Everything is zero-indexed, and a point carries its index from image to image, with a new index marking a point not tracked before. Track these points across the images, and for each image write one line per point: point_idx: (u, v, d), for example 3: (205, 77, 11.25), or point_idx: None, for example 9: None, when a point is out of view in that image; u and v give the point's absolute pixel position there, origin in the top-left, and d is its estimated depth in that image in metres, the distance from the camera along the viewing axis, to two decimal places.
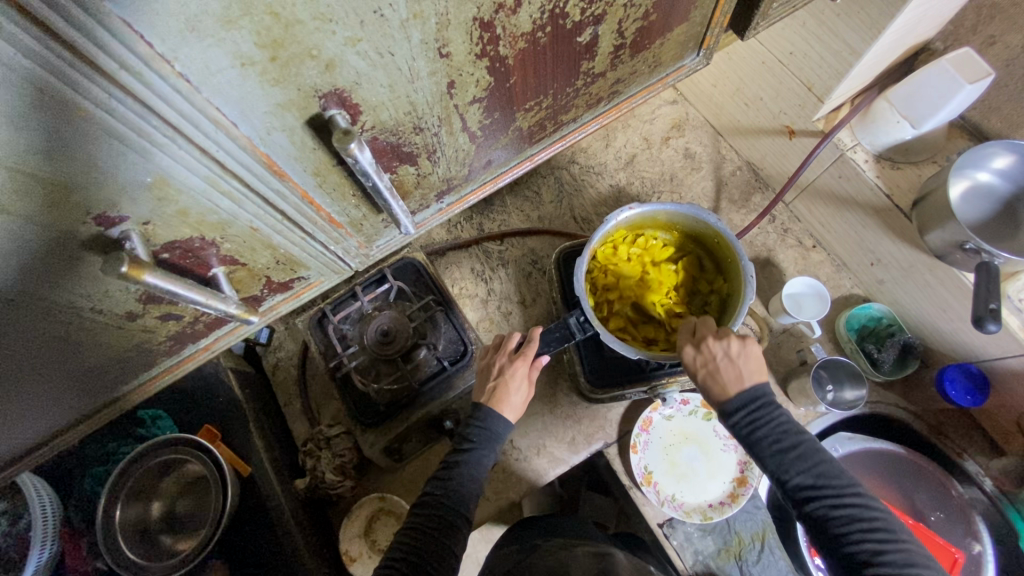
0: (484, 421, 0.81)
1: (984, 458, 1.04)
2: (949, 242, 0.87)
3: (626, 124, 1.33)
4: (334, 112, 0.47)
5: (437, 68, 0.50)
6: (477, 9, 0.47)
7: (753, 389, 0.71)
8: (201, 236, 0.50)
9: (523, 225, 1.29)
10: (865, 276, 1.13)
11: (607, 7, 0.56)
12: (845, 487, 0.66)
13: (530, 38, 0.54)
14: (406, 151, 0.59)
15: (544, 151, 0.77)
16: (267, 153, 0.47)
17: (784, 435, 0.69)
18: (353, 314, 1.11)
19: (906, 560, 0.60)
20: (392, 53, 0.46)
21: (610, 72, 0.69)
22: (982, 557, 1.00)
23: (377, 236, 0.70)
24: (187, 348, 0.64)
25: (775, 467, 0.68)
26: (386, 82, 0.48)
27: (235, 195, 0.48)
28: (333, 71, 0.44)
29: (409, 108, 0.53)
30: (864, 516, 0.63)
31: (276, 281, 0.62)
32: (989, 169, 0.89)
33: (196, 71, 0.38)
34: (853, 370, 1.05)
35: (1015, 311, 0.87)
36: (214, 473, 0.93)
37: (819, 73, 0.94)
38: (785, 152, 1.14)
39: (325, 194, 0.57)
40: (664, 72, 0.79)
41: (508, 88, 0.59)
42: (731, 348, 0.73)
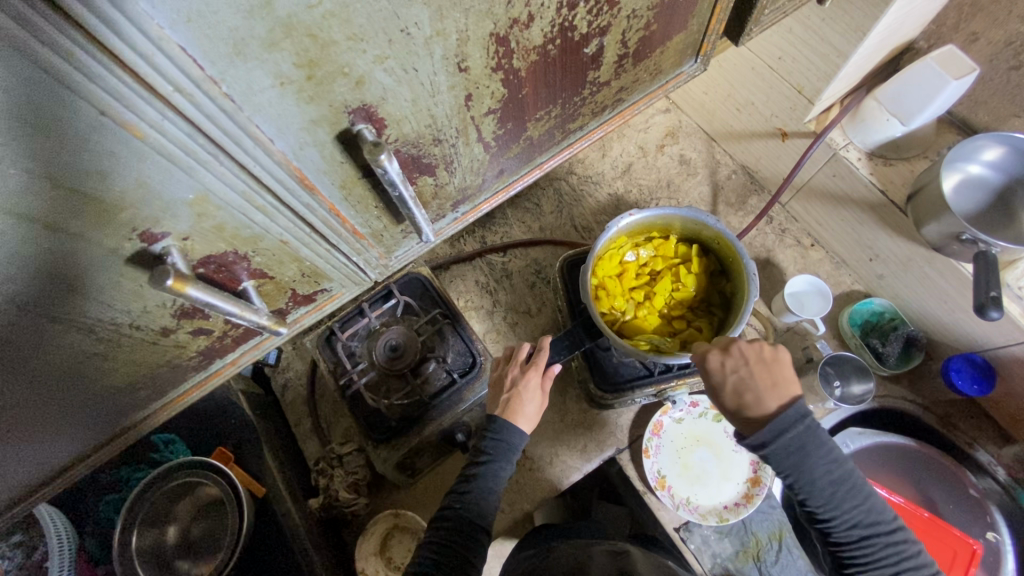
0: (499, 432, 0.81)
1: (994, 446, 1.05)
2: (946, 234, 0.88)
3: (621, 134, 1.37)
4: (362, 127, 0.49)
5: (456, 82, 0.53)
6: (494, 24, 0.49)
7: (806, 413, 0.69)
8: (235, 250, 0.51)
9: (524, 236, 1.31)
10: (865, 272, 1.15)
11: (612, 20, 0.58)
12: (885, 521, 0.70)
13: (541, 51, 0.56)
14: (426, 163, 0.60)
15: (552, 158, 0.79)
16: (299, 167, 0.49)
17: (837, 469, 0.69)
18: (361, 331, 1.12)
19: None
20: (415, 69, 0.48)
21: (615, 81, 0.71)
22: (1001, 548, 1.01)
23: (397, 246, 0.71)
24: (214, 363, 0.65)
25: (825, 504, 0.69)
26: (410, 97, 0.50)
27: (269, 210, 0.50)
28: (363, 87, 0.46)
29: (430, 121, 0.55)
30: (901, 549, 0.69)
31: (301, 293, 0.64)
32: (979, 162, 0.92)
33: (240, 91, 0.40)
34: (858, 364, 1.07)
35: (1015, 299, 0.89)
36: (231, 496, 0.93)
37: (808, 76, 0.97)
38: (777, 154, 1.17)
39: (351, 206, 0.58)
40: (665, 78, 0.82)
41: (519, 99, 0.61)
42: (763, 353, 0.74)
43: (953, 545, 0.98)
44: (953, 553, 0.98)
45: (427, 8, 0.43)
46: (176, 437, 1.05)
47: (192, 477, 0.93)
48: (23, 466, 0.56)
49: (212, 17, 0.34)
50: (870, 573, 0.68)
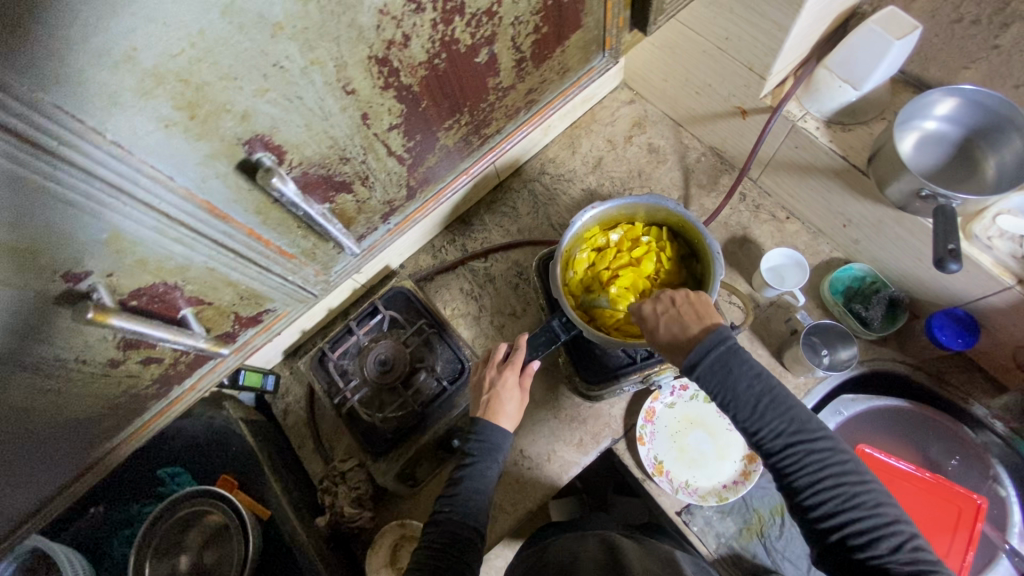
0: (482, 433, 0.83)
1: (988, 398, 1.04)
2: (908, 192, 0.88)
3: (589, 129, 1.38)
4: (260, 155, 0.55)
5: (347, 103, 0.58)
6: (370, 49, 0.55)
7: (726, 335, 0.69)
8: (164, 281, 0.57)
9: (503, 240, 1.33)
10: (841, 239, 1.15)
11: (494, 29, 0.65)
12: (818, 434, 0.65)
13: (428, 66, 0.62)
14: (339, 180, 0.66)
15: (477, 164, 0.88)
16: (206, 199, 0.54)
17: (757, 381, 0.67)
18: (351, 349, 1.15)
19: (874, 502, 0.61)
20: (300, 97, 0.53)
21: (520, 84, 0.79)
22: (1008, 501, 1.00)
23: (333, 262, 0.78)
24: (175, 390, 0.71)
25: (749, 416, 0.67)
26: (302, 123, 0.56)
27: (185, 240, 0.55)
28: (249, 120, 0.51)
29: (330, 142, 0.60)
30: (835, 461, 0.63)
31: (246, 315, 0.70)
32: (934, 117, 0.91)
33: (127, 136, 0.45)
34: (841, 331, 1.07)
35: (985, 250, 0.88)
36: (235, 521, 0.96)
37: (755, 53, 0.98)
38: (741, 132, 1.18)
39: (272, 228, 0.64)
40: (575, 76, 0.89)
41: (421, 112, 0.68)
42: (690, 294, 0.75)
43: (958, 503, 0.98)
44: (958, 511, 0.97)
45: (294, 42, 0.49)
46: (182, 470, 1.08)
47: (197, 507, 0.97)
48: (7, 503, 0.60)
49: (83, 77, 0.39)
50: (806, 488, 0.63)
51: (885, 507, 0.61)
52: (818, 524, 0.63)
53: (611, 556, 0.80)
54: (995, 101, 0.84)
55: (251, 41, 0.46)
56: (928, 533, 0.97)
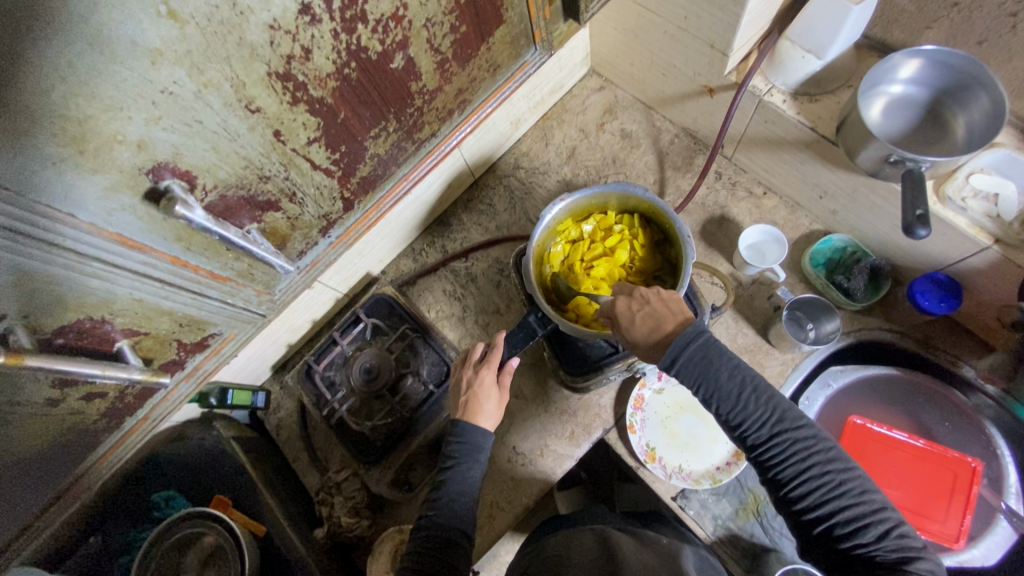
0: (461, 435, 0.83)
1: (978, 360, 1.03)
2: (877, 159, 0.86)
3: (560, 120, 1.37)
4: (169, 181, 0.59)
5: (254, 121, 0.63)
6: (266, 66, 0.60)
7: (704, 329, 0.69)
8: (88, 317, 0.60)
9: (483, 238, 1.32)
10: (820, 210, 1.14)
11: (406, 34, 0.72)
12: (802, 425, 0.65)
13: (339, 75, 0.68)
14: (263, 199, 0.71)
15: (414, 168, 0.94)
16: (117, 231, 0.58)
17: (741, 377, 0.67)
18: (337, 360, 1.15)
19: (860, 490, 0.62)
20: (199, 121, 0.58)
21: (446, 85, 0.87)
22: (1003, 461, 0.99)
23: (275, 281, 0.83)
24: (128, 421, 0.76)
25: (732, 409, 0.67)
26: (208, 145, 0.60)
27: (103, 273, 0.59)
28: (147, 148, 0.55)
29: (245, 163, 0.65)
30: (819, 450, 0.64)
31: (189, 342, 0.75)
32: (899, 81, 0.90)
33: (18, 180, 0.48)
34: (824, 303, 1.06)
35: (959, 212, 0.87)
36: (229, 540, 0.97)
37: (715, 31, 0.97)
38: (710, 110, 1.17)
39: (197, 254, 0.68)
40: (510, 71, 0.99)
41: (341, 123, 0.74)
42: (660, 291, 0.75)
43: (953, 467, 0.97)
44: (954, 475, 0.96)
45: (180, 66, 0.53)
46: (176, 492, 1.11)
47: (190, 529, 0.97)
48: None
49: None
50: (793, 478, 0.64)
51: (871, 494, 0.62)
52: (804, 513, 0.64)
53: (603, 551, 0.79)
54: (960, 59, 0.83)
55: (128, 70, 0.49)
56: (925, 497, 0.97)
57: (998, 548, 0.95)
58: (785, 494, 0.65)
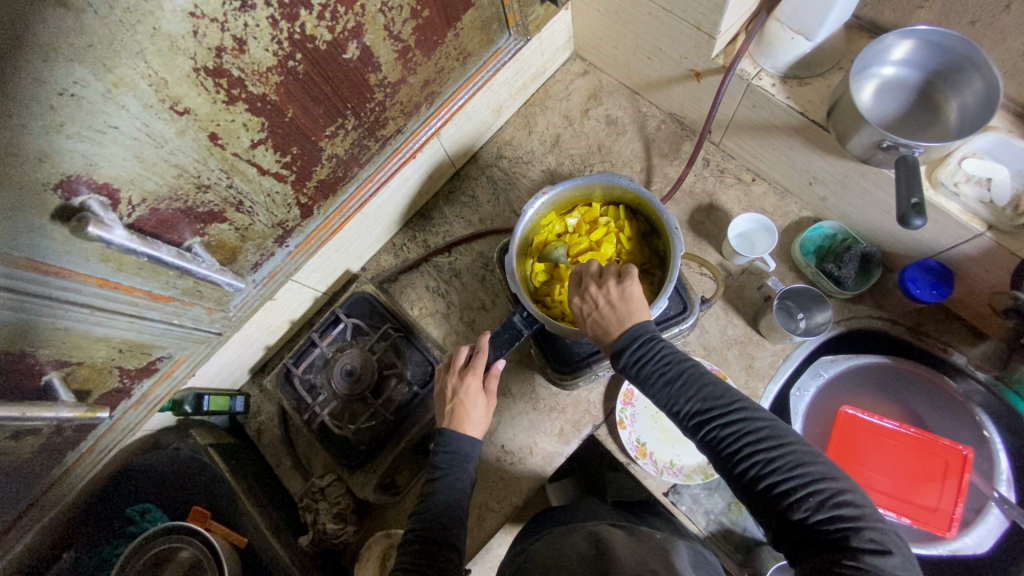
0: (450, 445, 0.80)
1: (969, 346, 1.02)
2: (869, 145, 0.84)
3: (543, 106, 1.32)
4: (84, 198, 0.55)
5: (184, 124, 0.59)
6: (192, 60, 0.55)
7: (635, 323, 0.70)
8: (7, 351, 0.57)
9: (466, 231, 1.28)
10: (810, 197, 1.11)
11: (359, 20, 0.68)
12: (731, 405, 0.63)
13: (281, 69, 0.64)
14: (206, 211, 0.68)
15: (380, 169, 0.92)
16: (30, 258, 0.54)
17: (668, 364, 0.67)
18: (317, 362, 1.11)
19: (793, 463, 0.59)
20: (114, 126, 0.53)
21: (411, 76, 0.84)
22: (992, 445, 0.99)
23: (226, 297, 0.80)
24: (70, 455, 0.75)
25: (666, 399, 0.66)
26: (129, 155, 0.56)
27: (18, 304, 0.55)
28: (53, 159, 0.51)
29: (177, 171, 0.62)
30: (748, 429, 0.61)
31: (133, 367, 0.74)
32: (891, 62, 0.86)
33: None
34: (814, 294, 1.04)
35: (952, 198, 0.85)
36: (209, 556, 0.93)
37: (702, 12, 0.92)
38: (697, 95, 1.13)
39: (131, 274, 0.64)
40: (482, 61, 0.98)
41: (289, 122, 0.70)
42: (610, 293, 0.72)
43: (944, 455, 0.96)
44: (945, 464, 0.96)
45: (80, 64, 0.48)
46: (151, 505, 1.06)
47: (168, 546, 0.93)
48: None
49: None
50: (727, 461, 0.62)
51: (807, 466, 0.58)
52: (746, 496, 0.61)
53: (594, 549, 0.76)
54: (953, 40, 0.79)
55: (18, 69, 0.44)
56: (918, 484, 0.97)
57: (988, 535, 0.95)
58: (727, 479, 0.63)
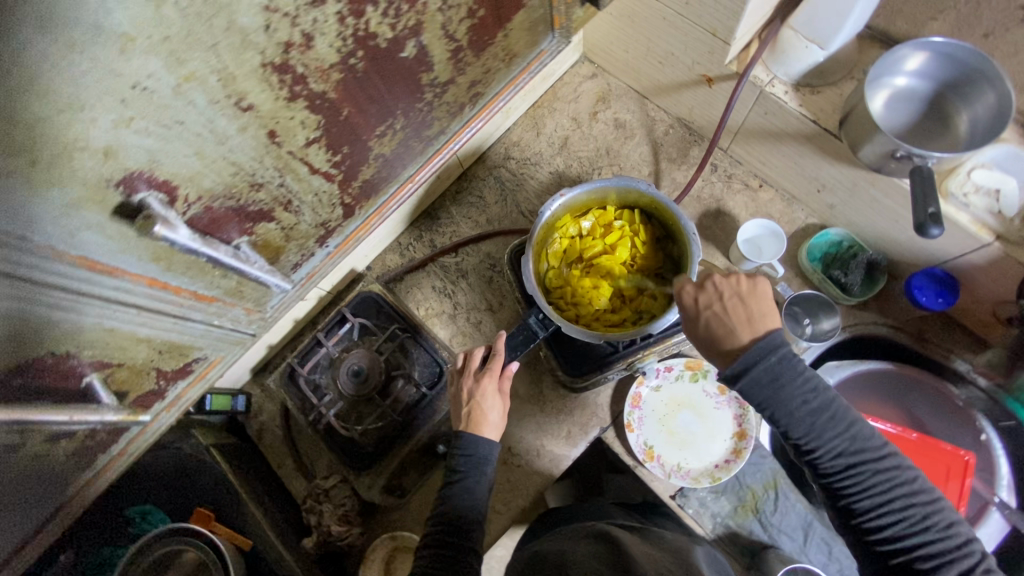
0: (467, 448, 0.80)
1: (971, 354, 1.04)
2: (881, 154, 0.85)
3: (551, 108, 1.32)
4: (144, 196, 0.52)
5: (246, 121, 0.57)
6: (261, 55, 0.53)
7: (776, 343, 0.66)
8: (52, 351, 0.53)
9: (473, 232, 1.27)
10: (816, 204, 1.12)
11: (420, 19, 0.66)
12: (881, 454, 0.64)
13: (343, 66, 0.62)
14: (255, 210, 0.66)
15: (420, 170, 0.90)
16: (84, 256, 0.51)
17: (816, 398, 0.66)
18: (322, 362, 1.09)
19: (945, 522, 0.61)
20: (180, 121, 0.51)
21: (459, 76, 0.82)
22: (993, 452, 1.01)
23: (265, 297, 0.79)
24: (100, 458, 0.68)
25: (806, 433, 0.66)
26: (191, 151, 0.54)
27: (70, 304, 0.52)
28: (115, 155, 0.48)
29: (234, 168, 0.60)
30: (901, 481, 0.63)
31: (169, 370, 0.70)
32: (904, 73, 0.88)
33: None
34: (822, 300, 1.05)
35: (960, 208, 0.86)
36: (213, 557, 0.92)
37: (718, 17, 0.93)
38: (708, 101, 1.13)
39: (178, 274, 0.62)
40: (526, 61, 0.95)
41: (343, 120, 0.68)
42: (740, 288, 0.73)
43: (947, 460, 0.98)
44: (947, 469, 0.97)
45: (154, 56, 0.46)
46: (152, 507, 1.03)
47: (170, 547, 0.92)
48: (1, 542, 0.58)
49: None
50: (870, 508, 0.63)
51: (956, 527, 0.61)
52: (876, 544, 0.63)
53: (611, 547, 0.76)
54: (967, 53, 0.81)
55: (91, 60, 0.42)
56: None
57: (989, 539, 0.97)
58: (860, 524, 0.64)
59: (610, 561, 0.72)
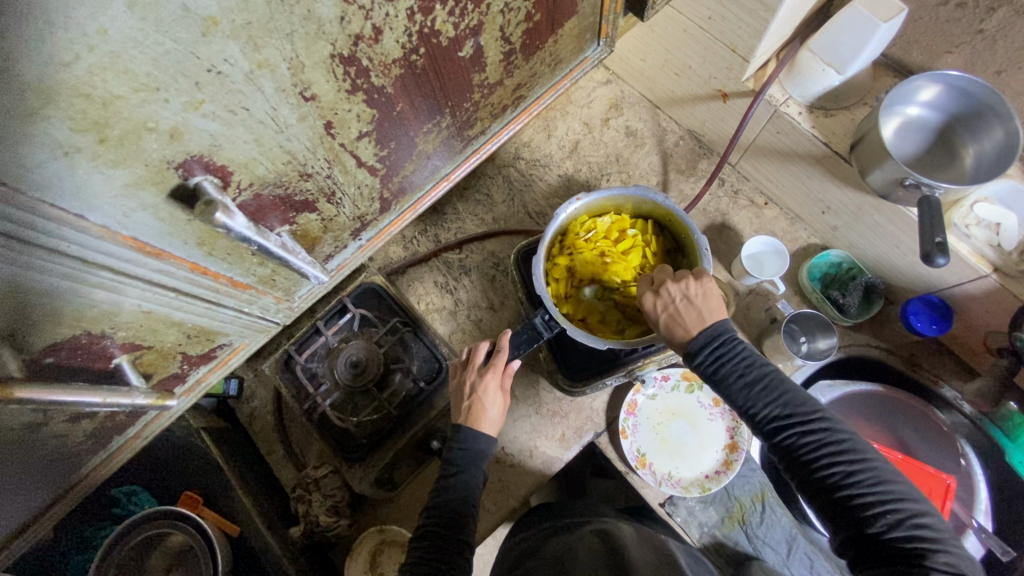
0: (465, 442, 0.81)
1: (959, 381, 1.07)
2: (890, 181, 0.87)
3: (564, 111, 1.32)
4: (199, 178, 0.45)
5: (306, 111, 0.49)
6: (331, 46, 0.46)
7: (718, 328, 0.73)
8: (87, 332, 0.47)
9: (478, 229, 1.27)
10: (819, 225, 1.14)
11: (482, 18, 0.57)
12: (812, 413, 0.66)
13: (404, 62, 0.54)
14: (300, 200, 0.57)
15: (459, 169, 0.80)
16: (133, 236, 0.44)
17: (749, 370, 0.69)
18: (320, 350, 1.08)
19: (876, 480, 0.60)
20: (246, 108, 0.44)
21: (507, 79, 0.72)
22: (975, 479, 1.03)
23: (295, 287, 0.68)
24: (115, 440, 0.63)
25: (743, 400, 0.69)
26: (251, 138, 0.46)
27: (110, 285, 0.46)
28: (181, 139, 0.41)
29: (287, 157, 0.51)
30: (832, 439, 0.64)
31: (195, 354, 0.61)
32: (917, 103, 0.90)
33: (12, 172, 0.34)
34: (821, 320, 1.07)
35: (961, 238, 0.89)
36: (200, 540, 0.91)
37: (739, 34, 0.93)
38: (721, 116, 1.15)
39: (219, 260, 0.53)
40: (568, 68, 0.84)
41: (396, 116, 0.60)
42: (689, 289, 0.76)
43: (929, 482, 0.99)
44: (928, 491, 0.99)
45: (234, 41, 0.39)
46: (139, 487, 1.02)
47: (159, 529, 0.90)
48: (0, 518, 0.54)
49: None
50: (805, 466, 0.64)
51: (889, 484, 0.60)
52: (821, 507, 0.63)
53: (607, 543, 0.77)
54: (979, 88, 0.83)
55: (174, 41, 0.36)
56: None
57: None
58: (801, 484, 0.65)
59: (606, 561, 0.72)
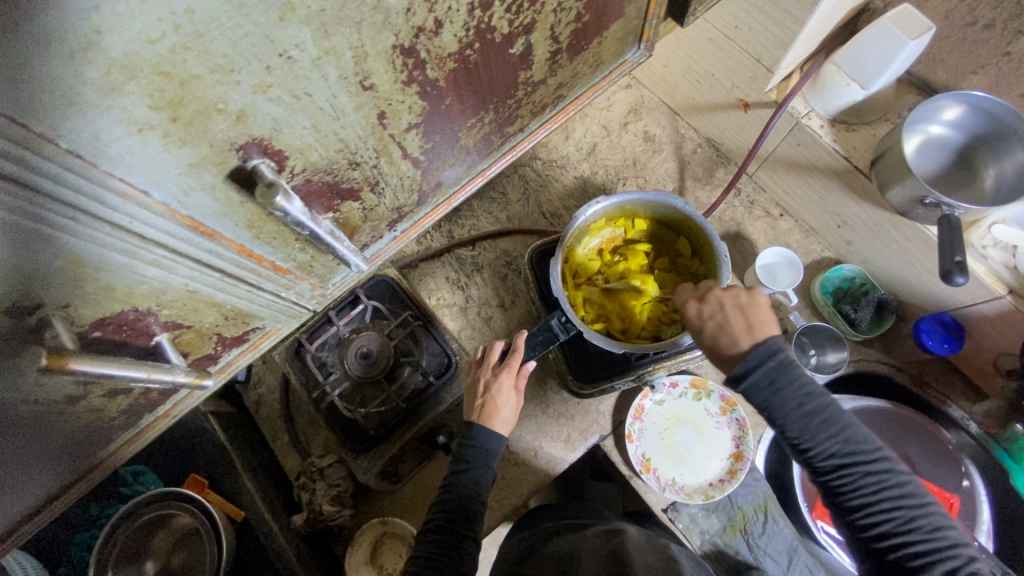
0: (477, 438, 0.81)
1: (968, 402, 1.07)
2: (909, 199, 0.87)
3: (583, 113, 1.33)
4: (257, 162, 0.45)
5: (364, 100, 0.50)
6: (395, 37, 0.46)
7: (777, 351, 0.70)
8: (135, 307, 0.47)
9: (492, 227, 1.27)
10: (834, 239, 1.15)
11: (535, 16, 0.57)
12: (872, 453, 0.67)
13: (459, 57, 0.55)
14: (346, 187, 0.57)
15: (495, 165, 0.81)
16: (189, 216, 0.45)
17: (809, 401, 0.69)
18: (330, 340, 1.08)
19: (932, 526, 0.62)
20: (309, 94, 0.44)
21: (550, 78, 0.72)
22: (977, 498, 1.04)
23: (332, 275, 0.68)
24: (145, 418, 0.63)
25: (800, 433, 0.69)
26: (310, 124, 0.47)
27: (163, 263, 0.46)
28: (245, 121, 0.42)
29: (340, 145, 0.51)
30: (891, 483, 0.65)
31: (229, 336, 0.61)
32: (940, 122, 0.90)
33: (86, 144, 0.35)
34: (833, 334, 1.08)
35: (980, 259, 0.89)
36: (205, 523, 0.91)
37: (765, 45, 0.93)
38: (741, 125, 1.15)
39: (265, 243, 0.54)
40: (608, 69, 0.84)
41: (444, 108, 0.60)
42: (741, 299, 0.77)
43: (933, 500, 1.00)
44: None
45: (307, 27, 0.40)
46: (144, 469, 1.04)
47: (164, 510, 0.91)
48: (33, 491, 0.54)
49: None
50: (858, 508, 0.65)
51: (943, 530, 0.62)
52: (867, 544, 0.65)
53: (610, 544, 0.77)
54: (1004, 110, 0.83)
55: (253, 24, 0.37)
56: None
57: None
58: (852, 526, 0.66)
59: (609, 561, 0.73)
